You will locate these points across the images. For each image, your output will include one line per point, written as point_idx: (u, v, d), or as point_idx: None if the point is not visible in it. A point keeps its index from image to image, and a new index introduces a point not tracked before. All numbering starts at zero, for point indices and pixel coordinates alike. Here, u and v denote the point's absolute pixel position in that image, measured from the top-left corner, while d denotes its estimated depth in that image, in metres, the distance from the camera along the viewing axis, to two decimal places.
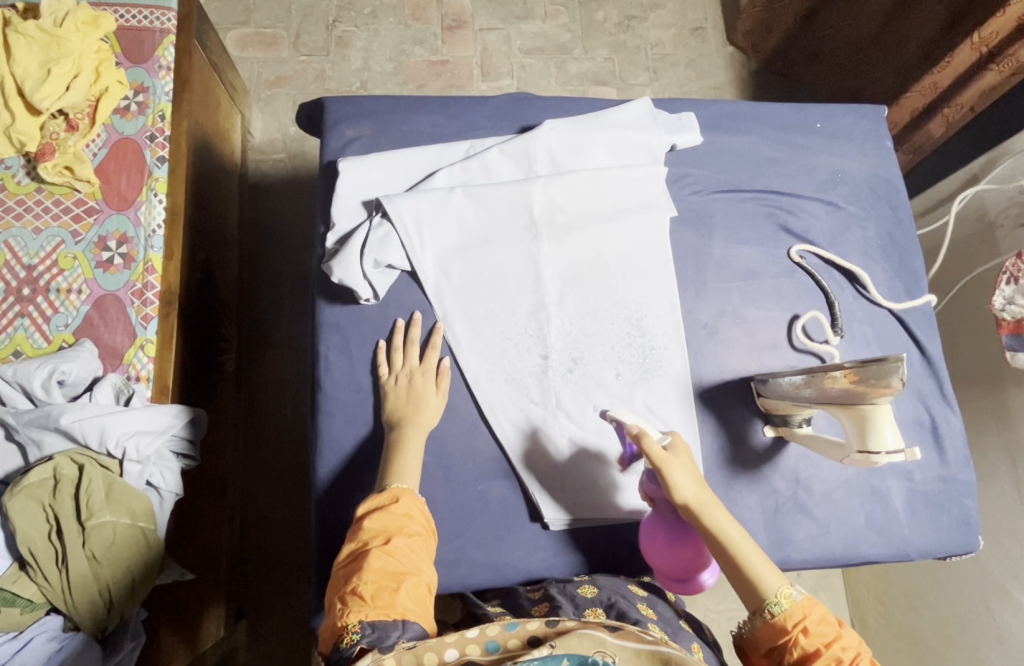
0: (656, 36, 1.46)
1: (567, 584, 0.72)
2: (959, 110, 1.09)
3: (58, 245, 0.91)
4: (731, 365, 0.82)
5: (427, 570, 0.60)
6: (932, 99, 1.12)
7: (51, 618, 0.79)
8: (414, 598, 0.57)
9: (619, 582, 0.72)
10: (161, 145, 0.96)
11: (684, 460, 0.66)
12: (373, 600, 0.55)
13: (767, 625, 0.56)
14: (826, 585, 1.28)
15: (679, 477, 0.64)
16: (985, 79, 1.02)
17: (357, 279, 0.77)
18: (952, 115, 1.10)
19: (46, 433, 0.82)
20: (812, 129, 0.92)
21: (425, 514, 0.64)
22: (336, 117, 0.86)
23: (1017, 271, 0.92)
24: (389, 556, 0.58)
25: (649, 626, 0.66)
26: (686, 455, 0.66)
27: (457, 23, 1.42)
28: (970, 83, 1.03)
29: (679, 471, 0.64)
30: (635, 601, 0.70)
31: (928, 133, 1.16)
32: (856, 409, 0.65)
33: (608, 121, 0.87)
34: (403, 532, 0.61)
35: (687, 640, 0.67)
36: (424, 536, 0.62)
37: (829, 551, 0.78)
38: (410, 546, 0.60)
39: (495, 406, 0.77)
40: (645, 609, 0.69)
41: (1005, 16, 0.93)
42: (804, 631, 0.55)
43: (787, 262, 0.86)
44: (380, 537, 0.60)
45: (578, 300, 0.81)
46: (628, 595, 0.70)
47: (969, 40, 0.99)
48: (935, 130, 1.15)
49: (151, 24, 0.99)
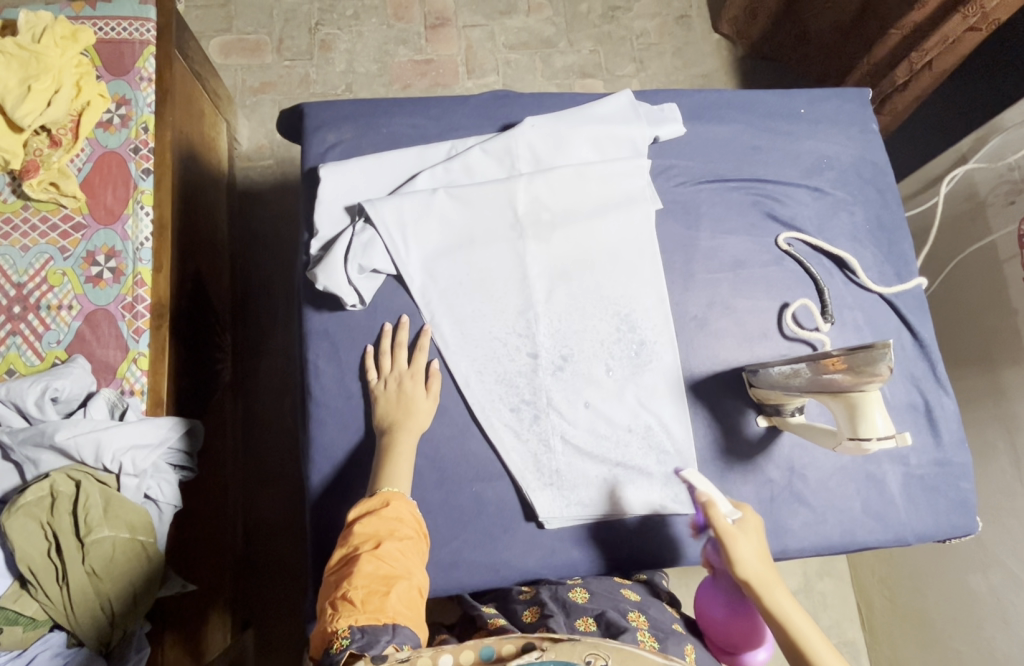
0: (641, 25, 1.46)
1: (558, 589, 0.74)
2: (922, 58, 1.03)
3: (47, 262, 0.91)
4: (722, 356, 0.82)
5: (419, 574, 0.60)
6: (907, 39, 1.05)
7: (55, 634, 0.79)
8: (405, 601, 0.57)
9: (611, 588, 0.75)
10: (145, 157, 0.96)
11: (751, 533, 0.66)
12: (363, 605, 0.55)
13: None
14: (831, 571, 1.27)
15: (745, 553, 0.64)
16: (950, 24, 0.96)
17: (343, 285, 0.76)
18: (915, 64, 1.05)
19: (41, 452, 0.82)
20: (797, 115, 0.91)
21: (416, 517, 0.65)
22: (317, 122, 0.85)
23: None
24: (380, 560, 0.58)
25: (638, 635, 0.69)
26: (755, 530, 0.66)
27: (440, 21, 1.41)
28: (936, 29, 0.98)
29: (745, 545, 0.65)
30: (627, 609, 0.73)
31: (891, 82, 1.11)
32: (845, 395, 0.65)
33: (590, 116, 0.86)
34: (394, 536, 0.61)
35: (676, 645, 0.71)
36: (416, 540, 0.63)
37: (827, 538, 0.78)
38: (401, 550, 0.60)
39: (486, 407, 0.77)
40: (636, 617, 0.72)
41: None
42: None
43: (775, 250, 0.86)
44: (370, 542, 0.60)
45: (566, 297, 0.80)
46: (618, 603, 0.74)
47: None
48: (899, 77, 1.09)
49: (130, 36, 0.99)
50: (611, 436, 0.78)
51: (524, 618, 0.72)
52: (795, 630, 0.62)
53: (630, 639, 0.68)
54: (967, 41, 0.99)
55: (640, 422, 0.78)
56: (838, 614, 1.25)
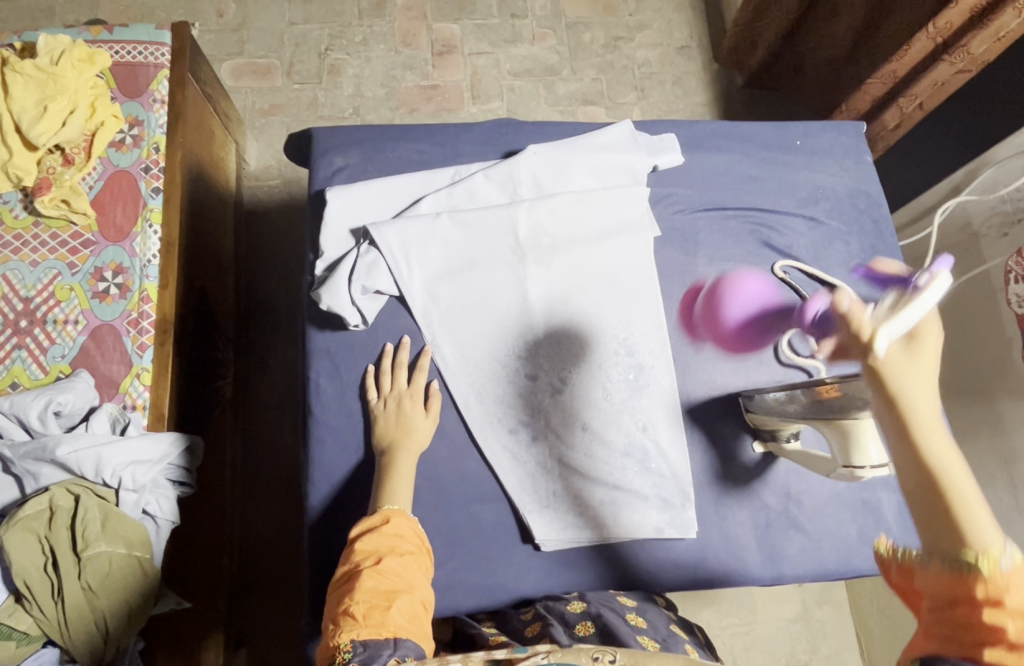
0: (643, 55, 1.49)
1: (556, 603, 0.74)
2: (911, 101, 1.12)
3: (55, 276, 0.93)
4: (719, 381, 0.83)
5: (421, 588, 0.61)
6: (893, 86, 1.13)
7: (47, 652, 0.78)
8: (407, 615, 0.57)
9: (607, 596, 0.75)
10: (155, 176, 0.98)
11: (921, 367, 0.47)
12: (364, 619, 0.56)
13: (949, 568, 0.45)
14: (830, 598, 1.26)
15: (905, 388, 0.47)
16: (939, 70, 1.04)
17: (346, 306, 0.78)
18: (905, 107, 1.13)
19: (41, 465, 0.82)
20: (793, 146, 0.93)
21: (418, 534, 0.66)
22: (325, 147, 0.88)
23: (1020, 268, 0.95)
24: (381, 575, 0.59)
25: (639, 636, 0.69)
26: (928, 365, 0.47)
27: (447, 48, 1.45)
28: (924, 76, 1.06)
29: (907, 381, 0.47)
30: (624, 611, 0.73)
31: (882, 125, 1.20)
32: (838, 424, 0.65)
33: (590, 144, 0.88)
34: (395, 552, 0.62)
35: (678, 645, 0.71)
36: (417, 555, 0.63)
37: (823, 565, 0.78)
38: (402, 565, 0.61)
39: (484, 429, 0.78)
40: (634, 618, 0.72)
41: (959, 7, 0.95)
42: (996, 601, 0.42)
43: (771, 277, 0.87)
44: (371, 558, 0.61)
45: (565, 320, 0.81)
46: (615, 607, 0.73)
47: (925, 30, 1.00)
48: (889, 121, 1.18)
49: (145, 59, 1.02)
50: (607, 460, 0.78)
51: (528, 633, 0.70)
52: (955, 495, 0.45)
53: (626, 635, 0.68)
54: (955, 81, 1.06)
55: (636, 446, 0.79)
56: (837, 643, 1.24)
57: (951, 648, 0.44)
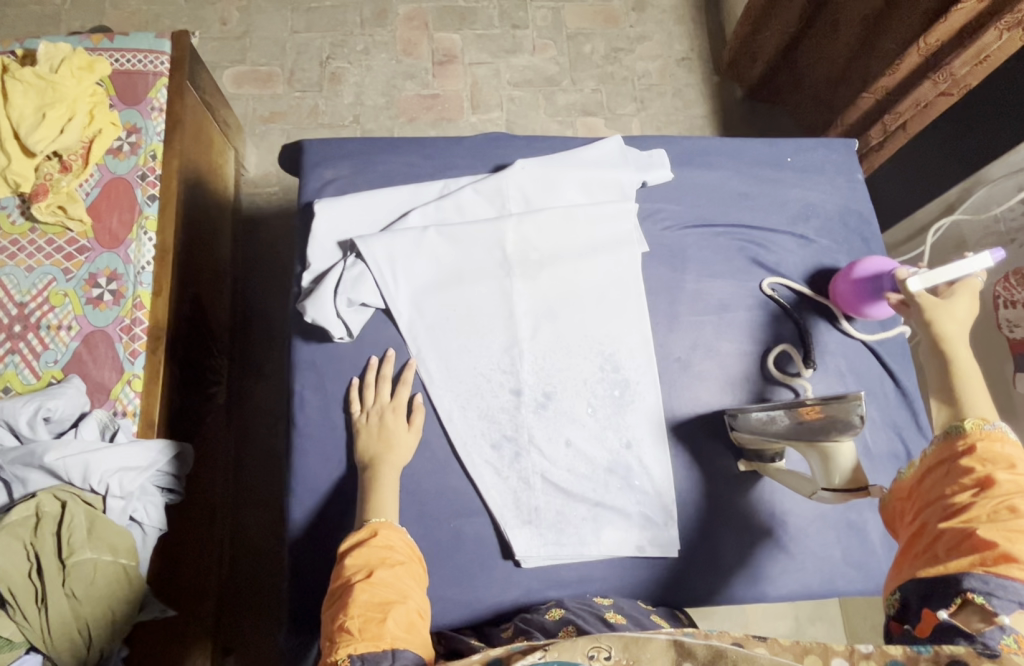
0: (643, 67, 1.50)
1: (533, 615, 0.72)
2: (895, 120, 1.13)
3: (49, 282, 0.94)
4: (704, 398, 0.83)
5: (416, 598, 0.61)
6: (883, 101, 1.14)
7: (29, 658, 0.78)
8: (402, 626, 0.57)
9: (586, 601, 0.73)
10: (152, 183, 0.98)
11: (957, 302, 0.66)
12: (361, 633, 0.56)
13: (943, 437, 0.58)
14: (823, 615, 1.25)
15: (939, 310, 0.65)
16: (922, 90, 1.05)
17: (331, 318, 0.78)
18: (889, 126, 1.14)
19: (30, 471, 0.83)
20: (784, 163, 0.93)
21: (407, 544, 0.66)
22: (315, 159, 0.88)
23: (1008, 293, 0.93)
24: (373, 588, 0.59)
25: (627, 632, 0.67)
26: (960, 300, 0.66)
27: (448, 58, 1.46)
28: (909, 95, 1.07)
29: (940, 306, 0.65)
30: (603, 611, 0.71)
31: (868, 142, 1.21)
32: (820, 445, 0.65)
33: (579, 160, 0.89)
34: (386, 563, 0.62)
35: None
36: (409, 564, 0.63)
37: (807, 587, 0.78)
38: (394, 576, 0.61)
39: (468, 443, 0.78)
40: (614, 615, 0.70)
41: (947, 23, 0.95)
42: (972, 450, 0.55)
43: (759, 295, 0.87)
44: (362, 572, 0.61)
45: (551, 334, 0.81)
46: (594, 608, 0.72)
47: (915, 45, 1.01)
48: (873, 138, 1.19)
49: (144, 67, 1.03)
50: (591, 477, 0.78)
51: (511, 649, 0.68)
52: (960, 385, 0.61)
53: None
54: (938, 105, 1.06)
55: (620, 463, 0.79)
56: None
57: (934, 497, 0.56)
